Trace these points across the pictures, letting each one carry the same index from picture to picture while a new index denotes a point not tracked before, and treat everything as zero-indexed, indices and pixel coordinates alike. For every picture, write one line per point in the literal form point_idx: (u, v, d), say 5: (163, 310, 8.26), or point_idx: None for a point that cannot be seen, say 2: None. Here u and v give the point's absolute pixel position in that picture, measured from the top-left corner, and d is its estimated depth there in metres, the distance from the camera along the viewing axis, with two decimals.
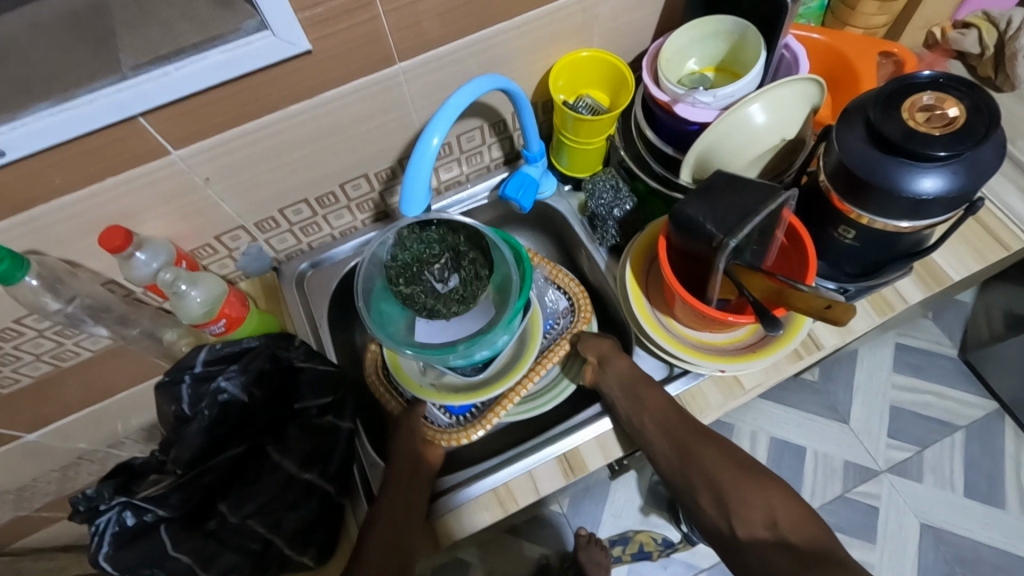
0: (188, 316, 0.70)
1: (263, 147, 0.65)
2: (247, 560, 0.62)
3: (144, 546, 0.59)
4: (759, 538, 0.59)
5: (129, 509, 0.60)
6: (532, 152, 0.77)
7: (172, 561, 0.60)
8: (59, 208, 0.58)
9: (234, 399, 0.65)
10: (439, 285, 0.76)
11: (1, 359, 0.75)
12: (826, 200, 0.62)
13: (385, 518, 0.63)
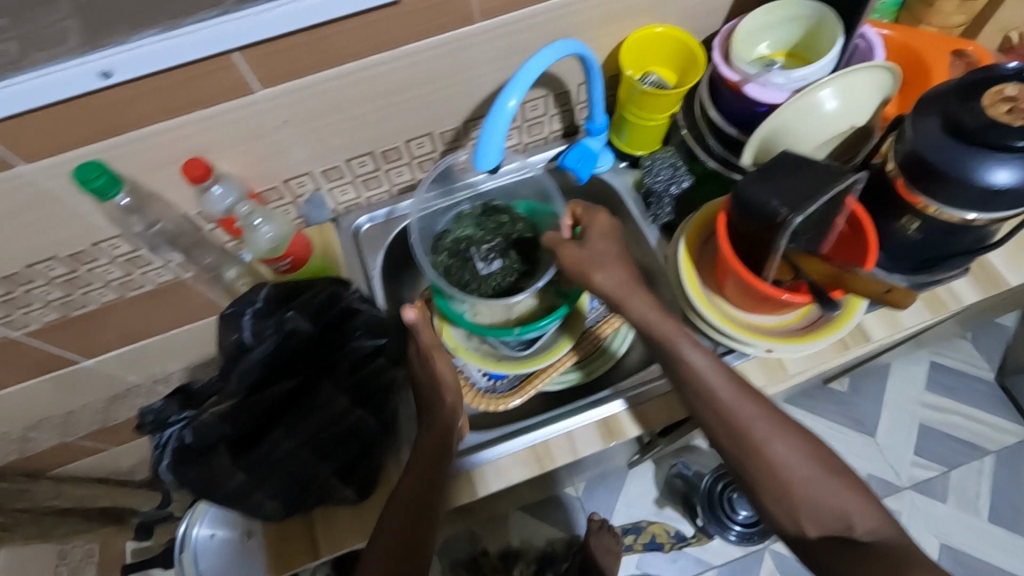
0: (255, 250, 0.72)
1: (340, 95, 0.67)
2: (292, 487, 0.65)
3: (206, 463, 0.61)
4: (805, 501, 0.63)
5: (190, 427, 0.61)
6: (594, 125, 0.77)
7: (229, 479, 0.62)
8: (149, 134, 0.61)
9: (294, 333, 0.66)
10: (481, 266, 0.78)
11: (73, 282, 0.79)
12: (892, 188, 0.62)
13: (412, 487, 0.64)
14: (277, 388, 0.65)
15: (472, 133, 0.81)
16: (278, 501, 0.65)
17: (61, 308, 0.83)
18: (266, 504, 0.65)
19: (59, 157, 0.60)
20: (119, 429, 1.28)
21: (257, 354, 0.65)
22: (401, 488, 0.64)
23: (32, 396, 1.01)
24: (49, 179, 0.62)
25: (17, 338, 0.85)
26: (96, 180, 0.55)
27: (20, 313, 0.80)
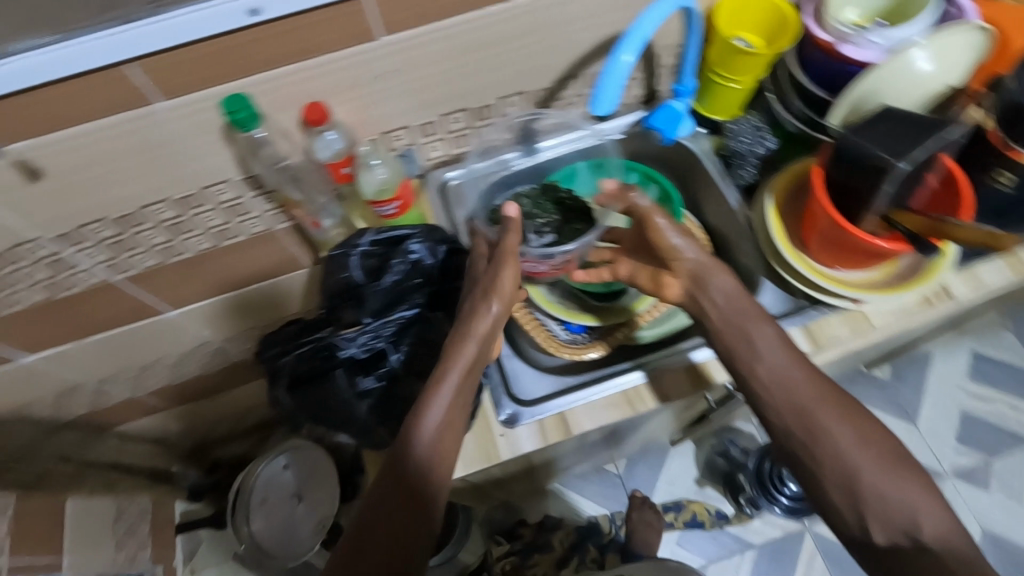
0: (365, 192, 0.77)
1: (452, 47, 0.69)
2: (402, 411, 0.70)
3: (320, 387, 0.69)
4: (878, 480, 0.58)
5: (313, 348, 0.70)
6: (683, 86, 0.80)
7: (342, 400, 0.69)
8: (278, 76, 0.64)
9: (412, 267, 0.71)
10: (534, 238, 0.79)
11: (178, 226, 0.82)
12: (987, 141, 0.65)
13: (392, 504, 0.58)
14: (394, 316, 0.70)
15: (560, 94, 0.84)
16: (390, 425, 0.70)
17: (164, 253, 0.86)
18: (379, 429, 0.69)
19: (195, 94, 0.63)
20: (184, 388, 1.31)
21: (375, 288, 0.70)
22: (374, 508, 0.58)
23: (114, 344, 1.04)
24: (180, 117, 0.66)
25: (115, 281, 0.88)
26: (242, 112, 0.58)
27: (125, 255, 0.84)
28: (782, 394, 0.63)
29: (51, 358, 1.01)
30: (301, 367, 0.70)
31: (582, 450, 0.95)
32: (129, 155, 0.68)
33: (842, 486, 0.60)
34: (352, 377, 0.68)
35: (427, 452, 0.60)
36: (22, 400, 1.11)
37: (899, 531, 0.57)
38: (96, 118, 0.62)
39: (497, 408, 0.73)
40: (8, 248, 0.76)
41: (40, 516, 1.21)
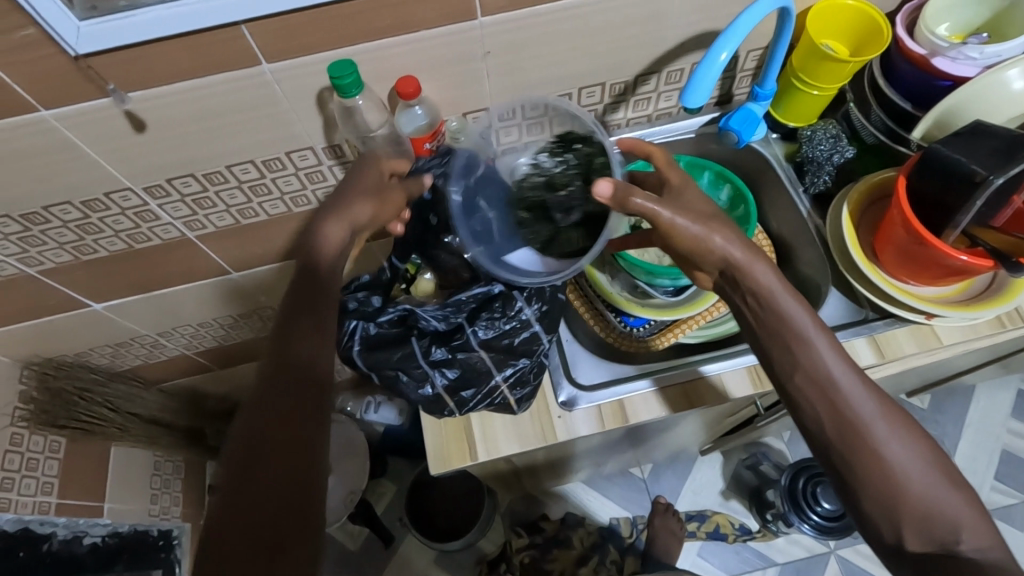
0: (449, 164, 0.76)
1: (543, 33, 0.71)
2: (469, 382, 0.71)
3: (392, 351, 0.70)
4: (927, 492, 0.54)
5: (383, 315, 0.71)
6: (763, 90, 0.80)
7: (414, 366, 0.70)
8: (377, 47, 0.67)
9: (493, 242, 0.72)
10: (560, 217, 0.74)
11: (257, 188, 0.85)
12: None
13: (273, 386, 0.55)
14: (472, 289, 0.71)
15: (639, 88, 0.84)
16: (457, 394, 0.71)
17: (239, 214, 0.89)
18: (446, 397, 0.71)
19: (299, 59, 0.66)
20: (231, 351, 1.34)
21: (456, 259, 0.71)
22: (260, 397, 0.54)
23: (177, 300, 1.08)
24: (281, 80, 0.68)
25: (191, 238, 0.92)
26: (347, 77, 0.61)
27: (204, 213, 0.87)
28: (821, 396, 0.59)
29: (119, 308, 1.06)
30: (373, 330, 0.71)
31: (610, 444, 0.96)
32: (228, 114, 0.71)
33: (885, 500, 0.55)
34: (438, 365, 0.70)
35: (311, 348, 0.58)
36: (85, 346, 1.16)
37: (938, 541, 0.54)
38: (206, 74, 0.65)
39: (556, 390, 0.75)
40: (101, 195, 0.79)
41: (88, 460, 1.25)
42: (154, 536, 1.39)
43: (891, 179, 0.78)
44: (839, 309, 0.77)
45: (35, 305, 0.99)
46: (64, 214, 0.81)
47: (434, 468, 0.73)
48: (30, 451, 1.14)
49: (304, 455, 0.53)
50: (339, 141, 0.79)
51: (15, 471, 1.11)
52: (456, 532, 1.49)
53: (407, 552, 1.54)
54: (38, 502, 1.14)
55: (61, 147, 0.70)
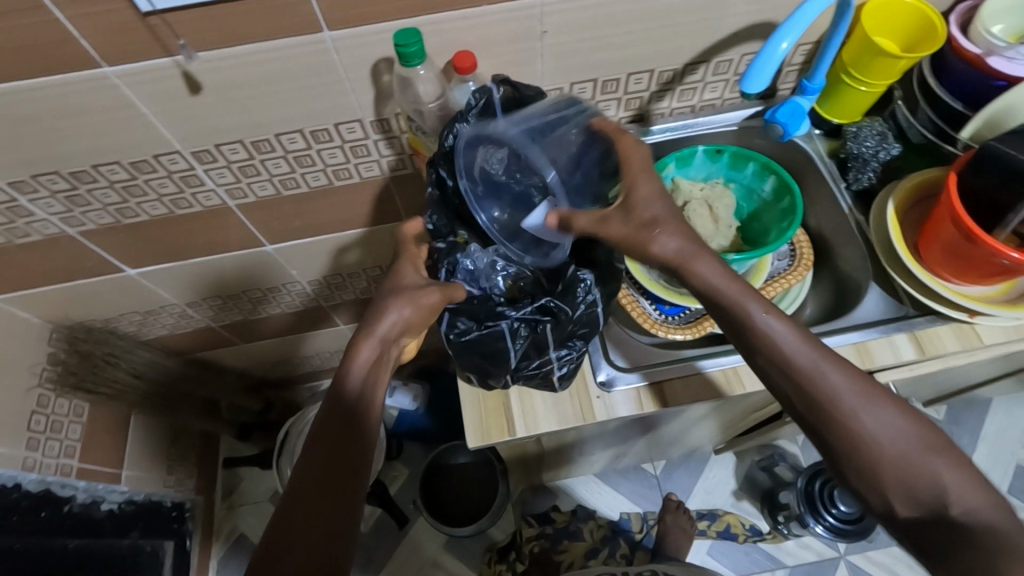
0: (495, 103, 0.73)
1: (600, 16, 0.71)
2: (521, 352, 0.73)
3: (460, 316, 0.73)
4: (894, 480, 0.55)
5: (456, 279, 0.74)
6: (812, 84, 0.80)
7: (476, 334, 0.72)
8: (438, 21, 0.68)
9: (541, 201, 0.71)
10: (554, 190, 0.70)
11: (301, 159, 0.85)
12: None
13: (310, 486, 0.58)
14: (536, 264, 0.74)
15: (687, 78, 0.84)
16: (506, 365, 0.73)
17: (280, 184, 0.89)
18: (497, 367, 0.73)
19: (361, 28, 0.67)
20: (256, 327, 1.35)
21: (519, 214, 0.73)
22: (295, 495, 0.58)
23: (210, 269, 1.09)
24: (340, 49, 0.69)
25: (232, 206, 0.92)
26: (412, 45, 0.62)
27: (247, 181, 0.88)
28: None
29: (153, 274, 1.06)
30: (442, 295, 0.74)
31: (633, 430, 0.96)
32: (284, 81, 0.71)
33: None
34: (516, 327, 0.73)
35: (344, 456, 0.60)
36: (114, 312, 1.17)
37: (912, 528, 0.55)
38: (268, 39, 0.66)
39: (595, 370, 0.77)
40: (150, 157, 0.80)
41: (108, 427, 1.26)
42: (169, 507, 1.40)
43: (937, 176, 0.78)
44: (879, 304, 0.78)
45: (71, 266, 1.00)
46: (112, 174, 0.82)
47: (474, 442, 0.75)
48: (57, 413, 1.14)
49: (333, 542, 0.56)
50: (389, 114, 0.80)
51: (41, 432, 1.11)
52: (467, 518, 1.49)
53: (417, 536, 1.55)
54: (60, 464, 1.14)
55: (119, 105, 0.71)
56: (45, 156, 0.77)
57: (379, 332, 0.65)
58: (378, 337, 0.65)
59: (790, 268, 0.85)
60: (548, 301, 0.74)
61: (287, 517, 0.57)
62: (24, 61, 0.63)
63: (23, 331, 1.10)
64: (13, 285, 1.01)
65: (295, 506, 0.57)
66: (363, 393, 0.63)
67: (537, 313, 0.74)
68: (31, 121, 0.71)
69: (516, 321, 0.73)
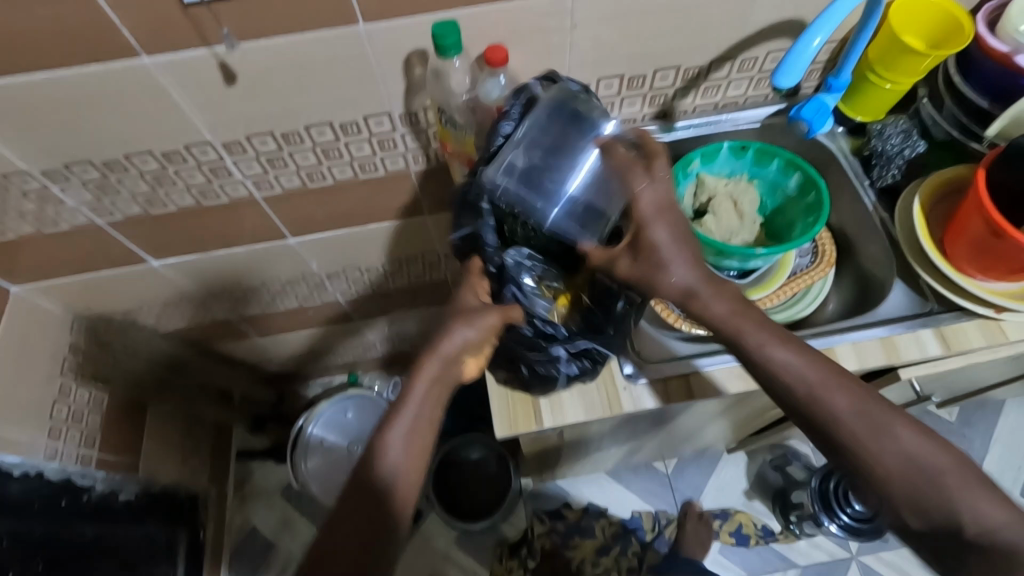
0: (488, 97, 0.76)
1: (628, 11, 0.72)
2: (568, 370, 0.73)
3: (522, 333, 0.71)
4: None
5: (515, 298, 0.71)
6: (837, 81, 0.81)
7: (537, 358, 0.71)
8: (470, 14, 0.68)
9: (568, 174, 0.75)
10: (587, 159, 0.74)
11: (329, 151, 0.86)
12: None
13: (359, 504, 0.59)
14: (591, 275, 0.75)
15: (712, 75, 0.85)
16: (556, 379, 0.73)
17: (306, 176, 0.90)
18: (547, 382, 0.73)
19: (395, 20, 0.67)
20: (274, 320, 1.35)
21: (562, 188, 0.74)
22: (342, 514, 0.59)
23: (231, 262, 1.10)
24: (374, 41, 0.70)
25: (258, 198, 0.93)
26: (449, 37, 0.63)
27: (274, 172, 0.89)
28: None
29: (176, 265, 1.07)
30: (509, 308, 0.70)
31: (650, 425, 0.96)
32: (317, 72, 0.72)
33: None
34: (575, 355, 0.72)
35: (393, 475, 0.61)
36: (136, 303, 1.18)
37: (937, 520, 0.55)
38: (305, 31, 0.67)
39: (621, 363, 0.77)
40: (181, 147, 0.81)
41: (127, 417, 1.27)
42: (183, 497, 1.40)
43: (963, 174, 0.78)
44: (903, 300, 0.78)
45: (97, 256, 1.01)
46: (143, 164, 0.83)
47: (502, 432, 0.75)
48: (77, 404, 1.14)
49: None
50: (418, 107, 0.80)
51: (62, 421, 1.11)
52: (478, 514, 1.50)
53: (429, 529, 1.55)
54: (80, 454, 1.14)
55: (154, 95, 0.72)
56: (79, 145, 0.78)
57: (441, 351, 0.64)
58: (442, 356, 0.64)
59: (812, 265, 0.85)
60: (596, 346, 0.73)
61: (334, 534, 0.58)
62: (65, 51, 0.64)
63: (47, 320, 1.11)
64: (39, 275, 1.02)
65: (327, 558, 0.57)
66: (419, 412, 0.63)
67: (585, 355, 0.73)
68: (68, 110, 0.72)
69: (568, 360, 0.72)
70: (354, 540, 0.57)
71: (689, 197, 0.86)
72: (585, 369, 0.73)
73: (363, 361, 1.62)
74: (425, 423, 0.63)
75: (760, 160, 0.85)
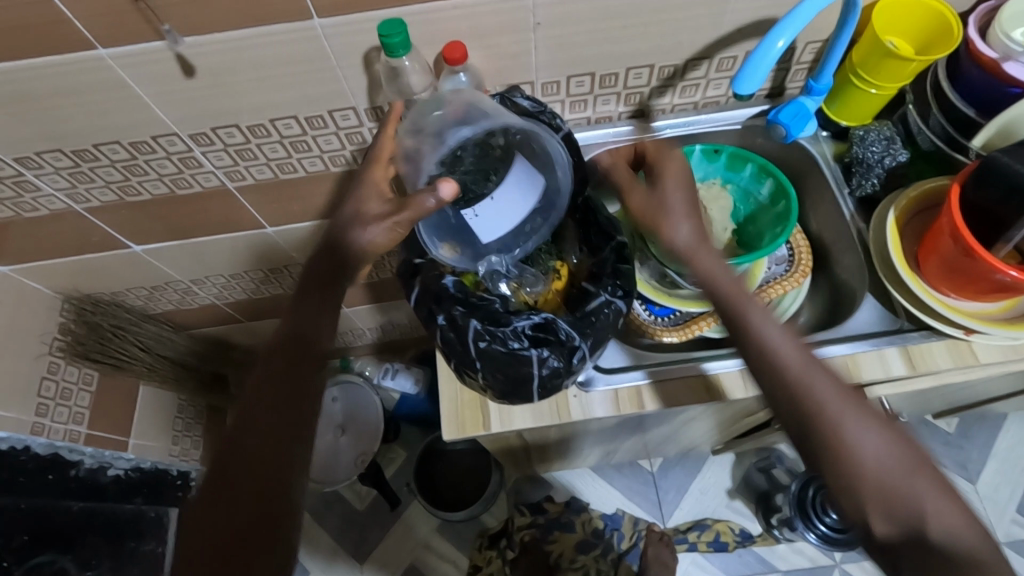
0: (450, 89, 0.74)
1: (592, 9, 0.69)
2: (518, 378, 0.71)
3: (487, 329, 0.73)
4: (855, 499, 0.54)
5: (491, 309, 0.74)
6: (818, 84, 0.78)
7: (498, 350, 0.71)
8: (424, 11, 0.67)
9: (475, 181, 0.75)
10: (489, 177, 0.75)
11: (298, 144, 0.86)
12: None
13: (233, 469, 0.60)
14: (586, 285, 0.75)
15: (688, 74, 0.81)
16: (510, 384, 0.72)
17: (277, 168, 0.90)
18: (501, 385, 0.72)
19: (348, 16, 0.66)
20: (262, 305, 1.37)
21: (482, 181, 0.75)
22: (218, 482, 0.60)
23: (212, 249, 1.11)
24: (330, 37, 0.69)
25: (230, 188, 0.93)
26: (395, 36, 0.64)
27: (245, 164, 0.89)
28: None
29: (157, 252, 1.09)
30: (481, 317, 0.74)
31: (616, 429, 0.96)
32: (275, 66, 0.71)
33: None
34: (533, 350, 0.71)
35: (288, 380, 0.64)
36: (123, 286, 1.20)
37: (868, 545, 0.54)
38: (258, 25, 0.66)
39: None
40: (148, 138, 0.81)
41: (116, 395, 1.30)
42: (173, 475, 1.43)
43: (943, 187, 0.75)
44: (873, 317, 0.75)
45: (79, 240, 1.03)
46: (112, 153, 0.84)
47: (450, 434, 0.75)
48: (66, 381, 1.19)
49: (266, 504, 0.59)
50: (382, 103, 0.79)
51: (50, 398, 1.15)
52: (460, 503, 1.51)
53: (411, 517, 1.57)
54: (69, 430, 1.18)
55: (114, 85, 0.72)
56: (47, 134, 0.79)
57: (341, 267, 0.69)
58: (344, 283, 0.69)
59: (786, 274, 0.83)
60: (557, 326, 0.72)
61: (212, 503, 0.59)
62: (21, 41, 0.65)
63: (36, 301, 1.13)
64: (25, 257, 1.04)
65: (227, 463, 0.60)
66: (274, 368, 0.65)
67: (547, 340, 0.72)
68: (33, 99, 0.73)
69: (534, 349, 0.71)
70: (237, 498, 0.59)
71: None
72: (561, 366, 0.71)
73: (352, 348, 1.63)
74: (290, 376, 0.65)
75: (736, 164, 0.83)
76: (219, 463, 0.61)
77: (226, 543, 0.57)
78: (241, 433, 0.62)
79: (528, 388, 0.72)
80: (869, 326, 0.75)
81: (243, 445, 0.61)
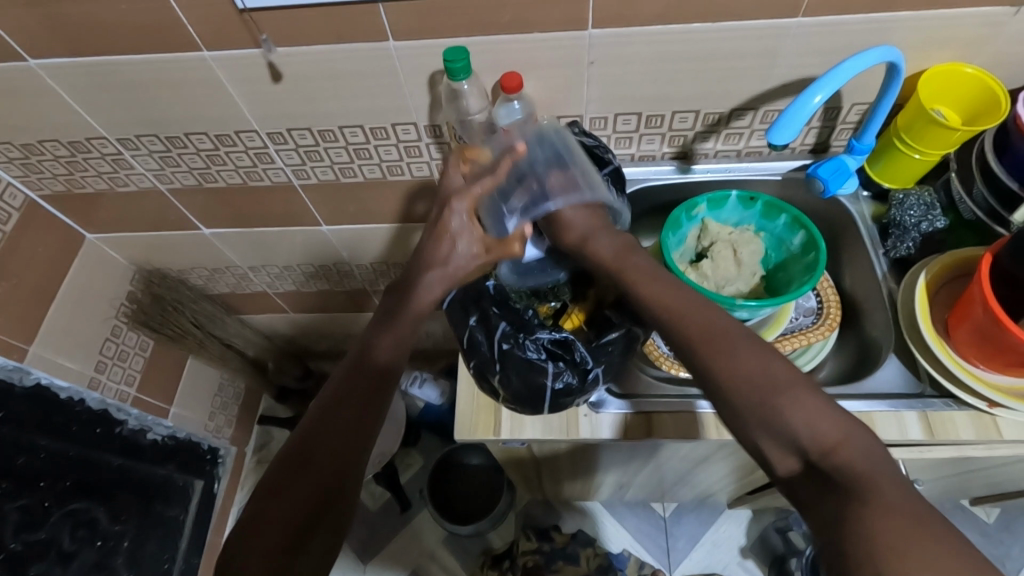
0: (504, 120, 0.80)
1: (646, 53, 0.74)
2: (530, 393, 0.75)
3: (500, 335, 0.76)
4: None
5: (505, 321, 0.77)
6: (860, 144, 0.79)
7: (513, 360, 0.75)
8: (489, 43, 0.73)
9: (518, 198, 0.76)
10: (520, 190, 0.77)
11: (361, 151, 0.94)
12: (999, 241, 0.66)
13: (305, 461, 0.61)
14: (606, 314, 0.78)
15: (733, 122, 0.85)
16: (518, 397, 0.75)
17: (340, 171, 0.98)
18: (508, 394, 0.75)
19: (421, 40, 0.73)
20: (311, 298, 1.45)
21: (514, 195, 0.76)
22: (294, 462, 0.61)
23: (273, 240, 1.20)
24: (403, 58, 0.76)
25: (295, 185, 1.02)
26: (458, 62, 0.70)
27: (312, 164, 0.97)
28: None
29: (222, 236, 1.19)
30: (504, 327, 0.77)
31: (627, 457, 0.97)
32: (352, 77, 0.79)
33: None
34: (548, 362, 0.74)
35: (370, 376, 0.67)
36: (187, 263, 1.31)
37: None
38: (342, 42, 0.74)
39: None
40: (232, 132, 0.91)
41: (166, 364, 1.40)
42: (204, 449, 1.49)
43: (977, 257, 0.76)
44: (894, 378, 0.75)
45: (158, 218, 1.14)
46: (199, 142, 0.94)
47: (462, 434, 0.79)
48: (125, 344, 1.28)
49: (331, 488, 0.61)
50: (441, 121, 0.86)
51: (109, 357, 1.25)
52: (468, 519, 1.53)
53: (419, 525, 1.60)
54: (119, 390, 1.28)
55: (211, 82, 0.81)
56: (147, 120, 0.89)
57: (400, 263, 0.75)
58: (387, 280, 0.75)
59: (813, 325, 0.83)
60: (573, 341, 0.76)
61: (266, 506, 0.59)
62: (143, 39, 0.75)
63: (113, 269, 1.25)
64: (111, 227, 1.16)
65: (305, 443, 0.62)
66: (355, 383, 0.66)
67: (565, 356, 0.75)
68: (142, 89, 0.83)
69: (551, 362, 0.75)
70: (307, 481, 0.60)
71: (692, 239, 0.89)
72: (573, 384, 0.74)
73: None
74: (368, 395, 0.65)
75: (771, 214, 0.86)
76: (297, 443, 0.62)
77: (291, 515, 0.59)
78: (312, 442, 0.62)
79: (540, 399, 0.75)
80: (891, 388, 0.75)
81: (312, 452, 0.61)
